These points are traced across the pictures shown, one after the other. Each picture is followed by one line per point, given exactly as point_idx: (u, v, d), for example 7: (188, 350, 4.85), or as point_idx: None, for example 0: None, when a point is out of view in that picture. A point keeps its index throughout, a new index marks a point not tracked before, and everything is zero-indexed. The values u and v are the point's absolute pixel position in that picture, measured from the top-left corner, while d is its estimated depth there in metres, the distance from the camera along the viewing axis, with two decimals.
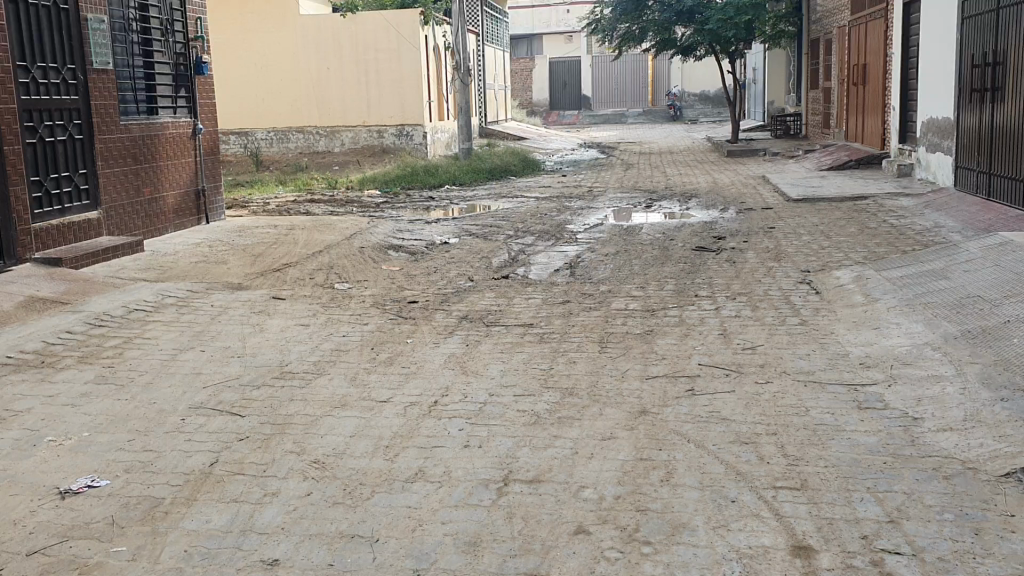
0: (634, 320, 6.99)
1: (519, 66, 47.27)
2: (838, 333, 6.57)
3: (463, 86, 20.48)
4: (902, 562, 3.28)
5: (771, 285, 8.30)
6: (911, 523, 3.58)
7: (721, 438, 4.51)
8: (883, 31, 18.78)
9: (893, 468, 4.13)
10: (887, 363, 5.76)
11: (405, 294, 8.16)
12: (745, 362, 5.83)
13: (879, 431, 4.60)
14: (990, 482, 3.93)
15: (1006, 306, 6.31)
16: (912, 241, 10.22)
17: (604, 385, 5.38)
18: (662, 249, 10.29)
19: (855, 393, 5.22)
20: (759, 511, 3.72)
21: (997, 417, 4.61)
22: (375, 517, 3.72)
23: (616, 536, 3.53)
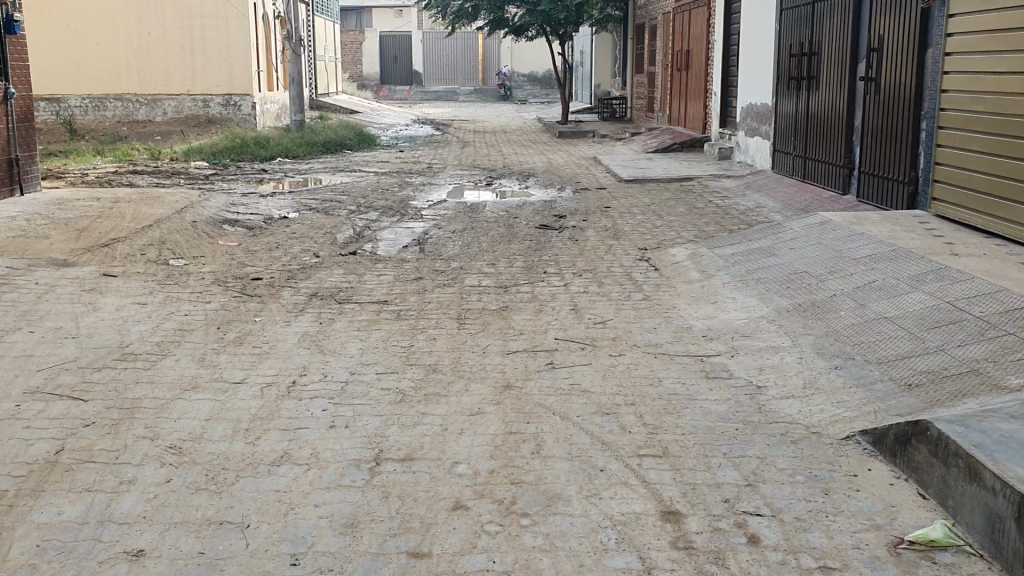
0: (488, 297, 7.05)
1: (348, 39, 46.50)
2: (681, 307, 6.86)
3: (295, 58, 19.85)
4: (763, 523, 3.47)
5: (614, 262, 8.55)
6: (768, 486, 3.78)
7: (584, 410, 4.62)
8: (705, 21, 19.58)
9: (745, 434, 4.36)
10: (728, 335, 6.06)
11: (248, 270, 7.87)
12: (599, 336, 5.99)
13: (728, 399, 4.84)
14: (833, 444, 4.20)
15: (832, 280, 6.75)
16: (738, 220, 10.78)
17: (465, 361, 5.39)
18: (506, 227, 10.40)
19: (703, 364, 5.46)
20: (627, 479, 3.83)
21: (832, 384, 4.93)
22: (243, 502, 3.59)
23: (494, 510, 3.55)
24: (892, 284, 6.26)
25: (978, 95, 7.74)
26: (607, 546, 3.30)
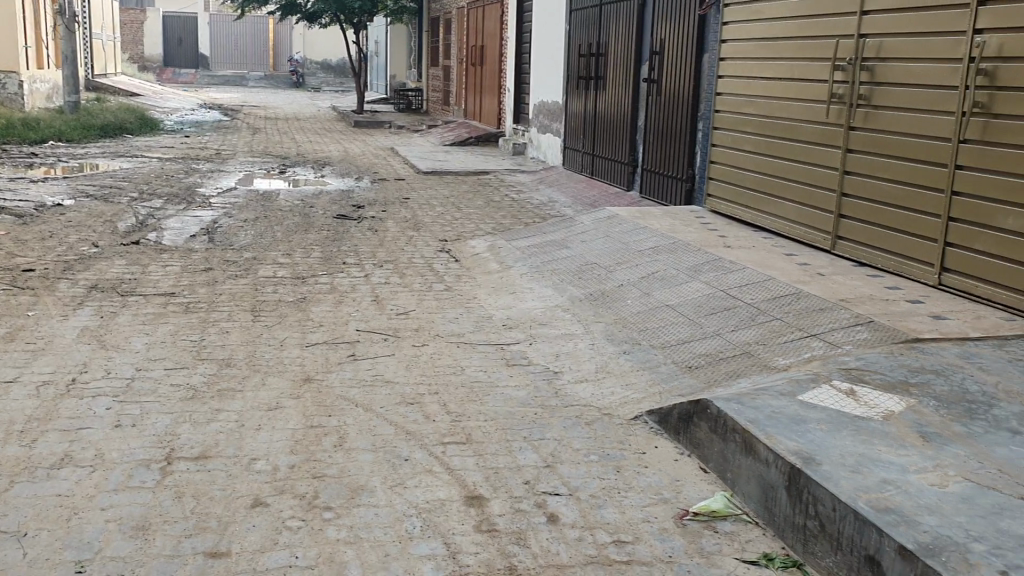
0: (285, 288, 6.87)
1: (127, 18, 43.82)
2: (480, 297, 6.97)
3: (68, 34, 18.46)
4: (561, 503, 3.60)
5: (413, 253, 8.56)
6: (565, 467, 3.92)
7: (386, 400, 4.62)
8: (497, 17, 19.91)
9: (542, 418, 4.50)
10: (526, 324, 6.22)
11: (18, 261, 7.27)
12: (400, 327, 5.99)
13: (527, 385, 4.98)
14: (624, 425, 4.41)
15: (621, 270, 7.08)
16: (533, 213, 11.07)
17: (262, 355, 5.24)
18: (302, 217, 10.17)
19: (502, 352, 5.58)
20: (430, 467, 3.87)
21: (622, 368, 5.18)
22: (19, 510, 3.33)
23: (295, 505, 3.49)
24: (675, 274, 6.64)
25: (749, 99, 8.34)
26: (412, 534, 3.31)
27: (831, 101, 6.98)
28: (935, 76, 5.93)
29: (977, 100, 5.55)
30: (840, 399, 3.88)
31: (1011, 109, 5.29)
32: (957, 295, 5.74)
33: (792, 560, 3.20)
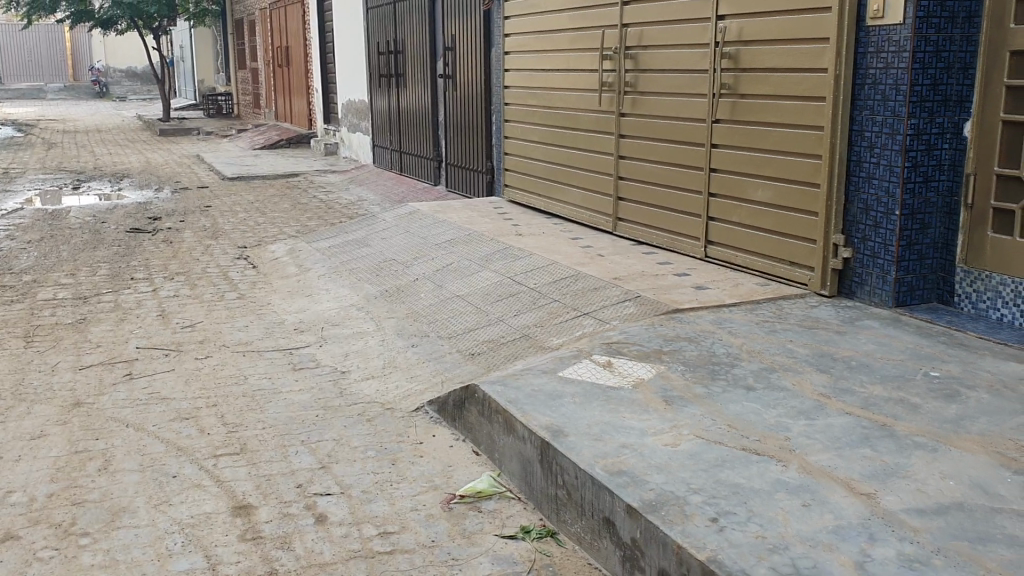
0: (64, 310, 6.57)
1: None
2: (274, 303, 6.88)
3: None
4: (331, 501, 3.62)
5: (209, 263, 8.34)
6: (340, 465, 3.95)
7: (161, 417, 4.51)
8: (299, 18, 19.54)
9: (324, 419, 4.50)
10: (318, 326, 6.19)
11: None
12: (184, 340, 5.84)
13: (311, 387, 4.96)
14: (404, 418, 4.48)
15: (416, 265, 7.15)
16: (339, 214, 11.00)
17: (30, 383, 5.01)
18: (92, 233, 9.73)
19: (289, 356, 5.54)
20: (200, 481, 3.81)
21: (408, 361, 5.24)
22: None
23: (49, 535, 3.37)
24: (466, 264, 6.76)
25: (532, 90, 8.60)
26: (172, 550, 3.27)
27: (602, 89, 7.30)
28: (688, 62, 6.32)
29: (722, 83, 5.95)
30: (598, 371, 4.16)
31: (752, 90, 5.71)
32: (721, 265, 6.15)
33: (548, 530, 3.37)
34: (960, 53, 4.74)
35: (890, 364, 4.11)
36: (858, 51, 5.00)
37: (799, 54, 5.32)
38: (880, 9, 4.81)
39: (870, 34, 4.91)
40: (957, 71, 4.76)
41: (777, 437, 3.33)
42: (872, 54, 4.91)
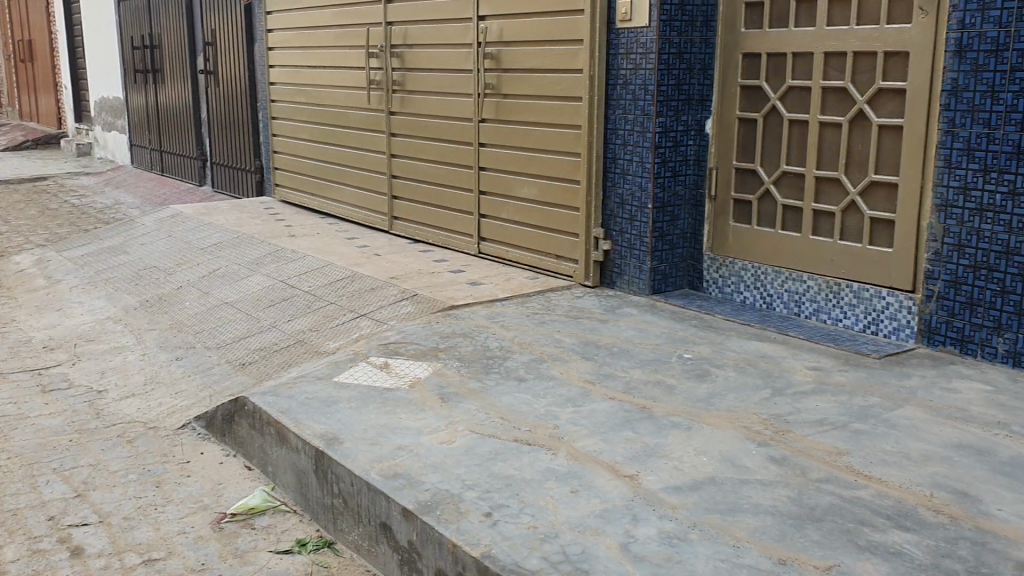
0: None
1: None
2: (19, 320, 6.32)
3: None
4: (89, 532, 3.37)
5: None
6: (98, 493, 3.69)
7: None
8: (41, 9, 18.06)
9: (78, 444, 4.18)
10: (71, 343, 5.75)
11: None
12: None
13: (64, 411, 4.60)
14: (169, 436, 4.25)
15: (180, 272, 6.79)
16: (94, 220, 10.26)
17: None
18: None
19: (39, 377, 5.11)
20: None
21: (173, 375, 4.97)
22: None
23: None
24: (234, 269, 6.50)
25: (299, 87, 8.39)
26: None
27: (370, 87, 7.24)
28: (452, 61, 6.39)
29: (486, 82, 6.06)
30: (373, 374, 4.12)
31: (513, 90, 5.85)
32: (493, 261, 6.26)
33: (325, 541, 3.31)
34: (699, 55, 5.11)
35: (650, 349, 4.34)
36: (610, 52, 5.24)
37: (556, 54, 5.51)
38: (628, 12, 5.06)
39: (620, 37, 5.16)
40: (698, 72, 5.13)
41: (547, 426, 3.44)
42: (622, 56, 5.17)
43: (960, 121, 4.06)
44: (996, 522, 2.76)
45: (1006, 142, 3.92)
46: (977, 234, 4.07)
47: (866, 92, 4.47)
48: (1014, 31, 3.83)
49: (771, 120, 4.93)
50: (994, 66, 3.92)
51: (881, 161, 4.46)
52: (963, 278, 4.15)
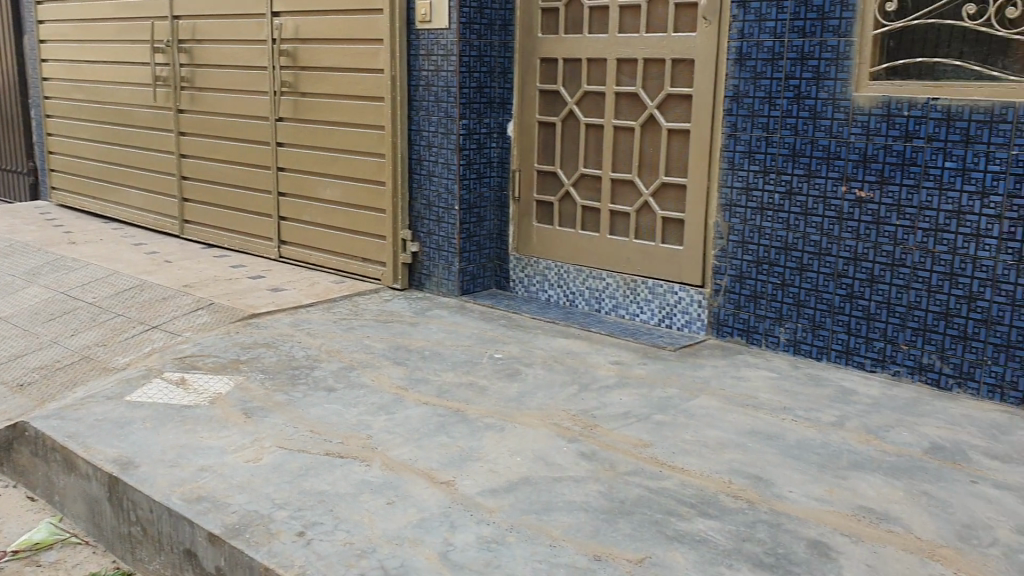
0: None
1: None
2: None
3: None
4: None
5: None
6: None
7: None
8: None
9: None
10: None
11: None
12: None
13: None
14: None
15: None
16: None
17: None
18: None
19: None
20: None
21: None
22: None
23: None
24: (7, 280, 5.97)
25: (76, 83, 7.82)
26: None
27: (156, 84, 6.85)
28: (245, 58, 6.14)
29: (283, 81, 5.87)
30: (170, 390, 3.89)
31: (312, 89, 5.70)
32: (296, 265, 6.08)
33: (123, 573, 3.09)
34: (498, 58, 5.17)
35: (459, 350, 4.35)
36: (411, 53, 5.21)
37: (355, 54, 5.41)
38: (426, 14, 5.05)
39: (420, 38, 5.15)
40: (498, 75, 5.20)
41: (359, 436, 3.36)
42: (423, 57, 5.16)
43: (742, 125, 4.34)
44: (788, 502, 2.96)
45: (782, 144, 4.23)
46: (759, 231, 4.37)
47: (656, 97, 4.69)
48: (787, 41, 4.15)
49: (569, 123, 5.07)
50: (770, 73, 4.22)
51: (671, 163, 4.70)
52: (747, 273, 4.44)
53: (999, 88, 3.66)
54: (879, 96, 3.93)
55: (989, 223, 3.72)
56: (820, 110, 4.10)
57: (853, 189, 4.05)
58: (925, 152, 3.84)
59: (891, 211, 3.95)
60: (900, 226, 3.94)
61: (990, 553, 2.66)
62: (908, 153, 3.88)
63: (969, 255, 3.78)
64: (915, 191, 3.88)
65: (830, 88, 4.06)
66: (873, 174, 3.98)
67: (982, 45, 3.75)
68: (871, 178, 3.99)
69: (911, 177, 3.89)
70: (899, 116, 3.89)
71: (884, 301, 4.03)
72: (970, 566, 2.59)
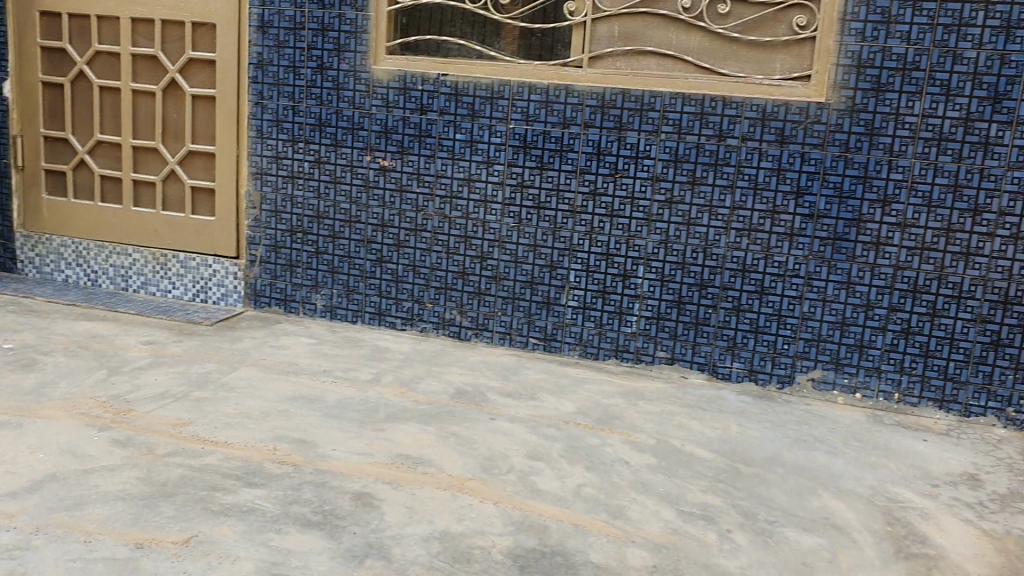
0: None
1: None
2: None
3: None
4: None
5: None
6: None
7: None
8: None
9: None
10: None
11: None
12: None
13: None
14: None
15: None
16: None
17: None
18: None
19: None
20: None
21: None
22: None
23: None
24: None
25: None
26: None
27: None
28: None
29: None
30: None
31: None
32: None
33: None
34: None
35: None
36: None
37: None
38: None
39: None
40: None
41: None
42: None
43: (267, 93, 4.43)
44: (332, 460, 3.05)
45: (309, 114, 4.39)
46: (291, 200, 4.49)
47: (177, 61, 4.59)
48: (307, 12, 4.30)
49: (79, 85, 4.79)
50: (293, 43, 4.35)
51: (197, 131, 4.65)
52: (281, 242, 4.55)
53: (495, 68, 4.10)
54: (394, 70, 4.22)
55: (493, 189, 4.20)
56: (342, 81, 4.31)
57: (376, 158, 4.33)
58: (437, 125, 4.21)
59: (411, 179, 4.30)
60: (420, 193, 4.30)
61: (507, 479, 3.01)
62: (423, 125, 4.23)
63: (478, 219, 4.24)
64: (432, 160, 4.25)
65: (350, 61, 4.28)
66: (395, 145, 4.29)
67: (480, 26, 4.15)
68: (392, 149, 4.30)
69: (427, 148, 4.25)
70: (414, 90, 4.22)
71: (408, 264, 4.37)
72: (492, 493, 2.90)
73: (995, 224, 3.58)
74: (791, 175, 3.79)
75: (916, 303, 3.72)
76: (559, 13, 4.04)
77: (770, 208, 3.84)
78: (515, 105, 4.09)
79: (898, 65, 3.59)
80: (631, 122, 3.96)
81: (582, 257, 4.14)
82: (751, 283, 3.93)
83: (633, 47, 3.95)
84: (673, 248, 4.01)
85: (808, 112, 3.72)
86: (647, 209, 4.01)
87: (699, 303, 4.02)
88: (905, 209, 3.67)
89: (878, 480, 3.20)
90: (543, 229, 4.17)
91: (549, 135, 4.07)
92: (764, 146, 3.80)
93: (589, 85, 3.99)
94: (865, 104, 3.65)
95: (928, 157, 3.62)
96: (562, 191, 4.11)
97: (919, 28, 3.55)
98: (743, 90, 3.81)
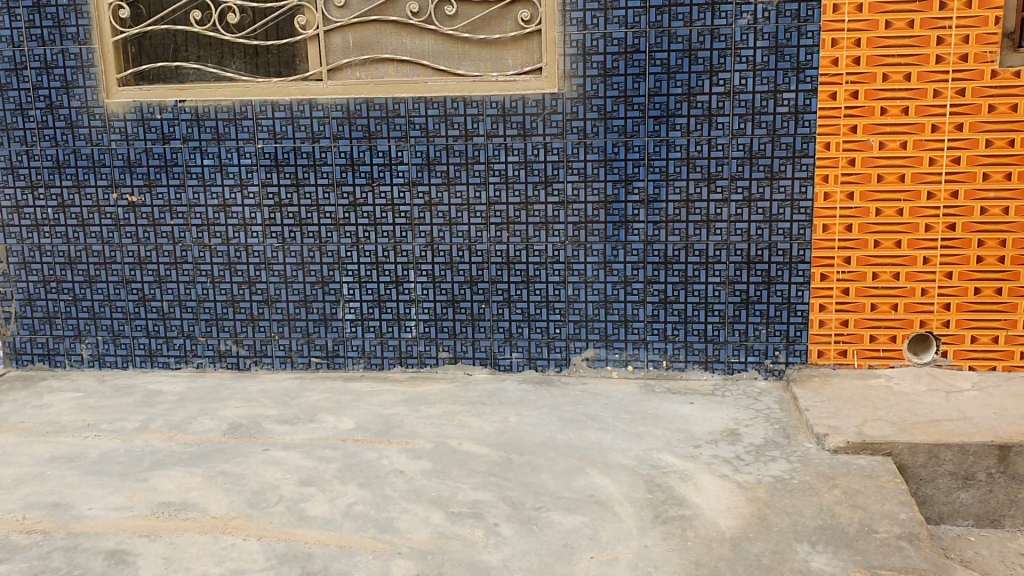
0: None
1: None
2: None
3: None
4: None
5: None
6: None
7: None
8: None
9: None
10: None
11: None
12: None
13: None
14: None
15: None
16: None
17: None
18: None
19: None
20: None
21: None
22: None
23: None
24: None
25: None
26: None
27: None
28: None
29: None
30: None
31: None
32: None
33: None
34: None
35: None
36: None
37: None
38: None
39: None
40: None
41: None
42: None
43: None
44: (87, 521, 2.90)
45: (45, 157, 4.16)
46: (39, 249, 4.26)
47: None
48: (27, 51, 4.05)
49: None
50: (16, 85, 4.10)
51: None
52: (35, 294, 4.31)
53: (234, 90, 4.00)
54: (129, 102, 4.06)
55: (251, 212, 4.10)
56: (75, 119, 4.11)
57: (123, 195, 4.16)
58: (183, 153, 4.07)
59: (164, 212, 4.14)
60: (175, 225, 4.15)
61: (276, 510, 2.94)
62: (168, 155, 4.08)
63: (240, 243, 4.13)
64: (182, 190, 4.11)
65: (80, 97, 4.08)
66: (141, 178, 4.13)
67: (212, 49, 4.03)
68: (139, 183, 4.14)
69: (175, 177, 4.10)
70: (152, 120, 4.06)
71: (174, 299, 4.22)
72: (256, 529, 2.83)
73: (728, 190, 3.81)
74: (538, 166, 3.89)
75: (669, 274, 3.92)
76: (292, 29, 3.97)
77: (523, 200, 3.93)
78: (260, 125, 4.00)
79: (620, 49, 3.73)
80: (379, 131, 3.94)
81: (352, 270, 4.10)
82: (517, 274, 4.01)
83: (369, 55, 3.94)
84: (439, 249, 4.03)
85: (543, 104, 3.82)
86: (408, 213, 4.02)
87: (471, 300, 4.06)
88: (645, 185, 3.85)
89: (643, 449, 3.33)
90: (309, 245, 4.10)
91: (299, 151, 4.01)
92: (508, 141, 3.88)
93: (332, 97, 3.94)
94: (595, 90, 3.78)
95: (659, 134, 3.79)
96: (321, 206, 4.06)
97: (634, 12, 3.70)
98: (481, 89, 3.87)
